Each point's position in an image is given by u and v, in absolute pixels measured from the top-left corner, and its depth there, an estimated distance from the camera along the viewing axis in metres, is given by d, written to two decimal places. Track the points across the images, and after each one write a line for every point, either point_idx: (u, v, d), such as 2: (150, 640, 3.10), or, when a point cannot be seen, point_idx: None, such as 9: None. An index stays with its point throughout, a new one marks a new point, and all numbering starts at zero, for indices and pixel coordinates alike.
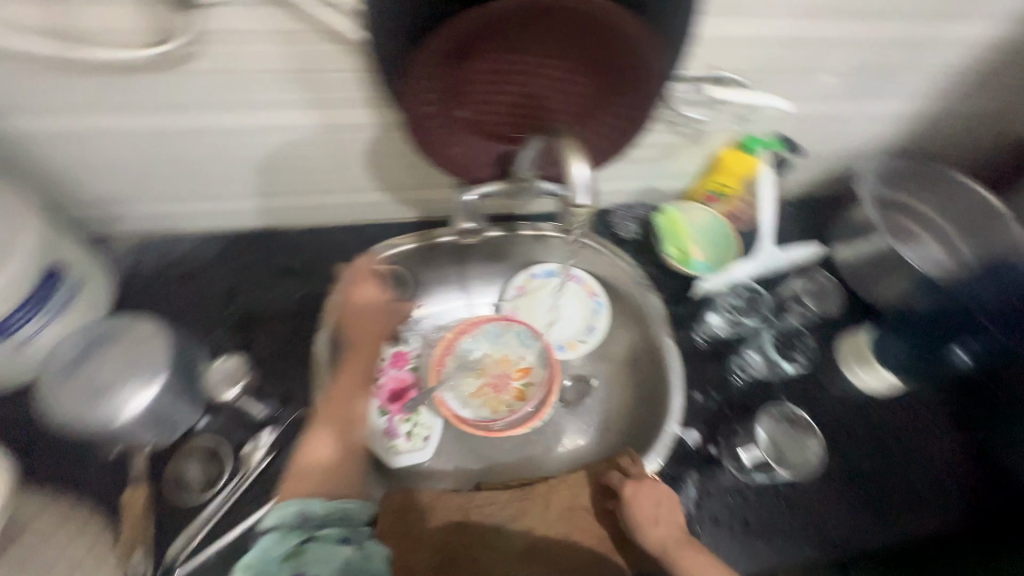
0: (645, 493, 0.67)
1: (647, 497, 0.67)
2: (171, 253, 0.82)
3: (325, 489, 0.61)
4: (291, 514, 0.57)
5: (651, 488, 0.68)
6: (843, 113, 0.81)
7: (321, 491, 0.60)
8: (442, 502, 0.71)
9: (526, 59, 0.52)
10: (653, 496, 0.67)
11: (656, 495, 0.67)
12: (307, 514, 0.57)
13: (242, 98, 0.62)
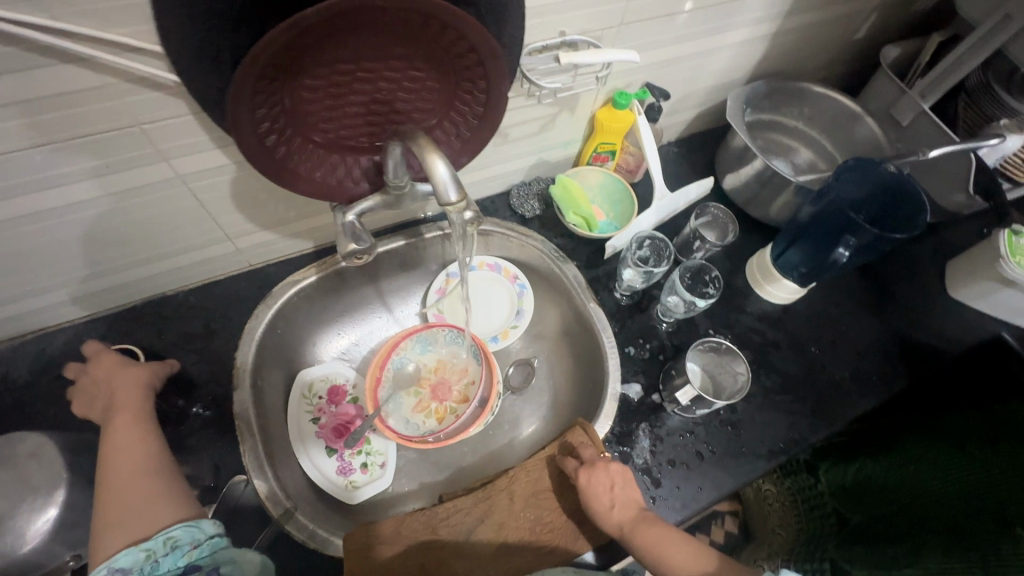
0: (598, 478, 0.67)
1: (602, 485, 0.67)
2: (47, 351, 0.74)
3: (144, 530, 0.55)
4: (140, 559, 0.53)
5: (603, 473, 0.68)
6: (698, 50, 0.84)
7: (137, 534, 0.55)
8: (406, 525, 0.70)
9: (359, 67, 0.50)
10: (606, 479, 0.68)
11: (608, 480, 0.67)
12: (154, 550, 0.54)
13: (67, 170, 0.56)
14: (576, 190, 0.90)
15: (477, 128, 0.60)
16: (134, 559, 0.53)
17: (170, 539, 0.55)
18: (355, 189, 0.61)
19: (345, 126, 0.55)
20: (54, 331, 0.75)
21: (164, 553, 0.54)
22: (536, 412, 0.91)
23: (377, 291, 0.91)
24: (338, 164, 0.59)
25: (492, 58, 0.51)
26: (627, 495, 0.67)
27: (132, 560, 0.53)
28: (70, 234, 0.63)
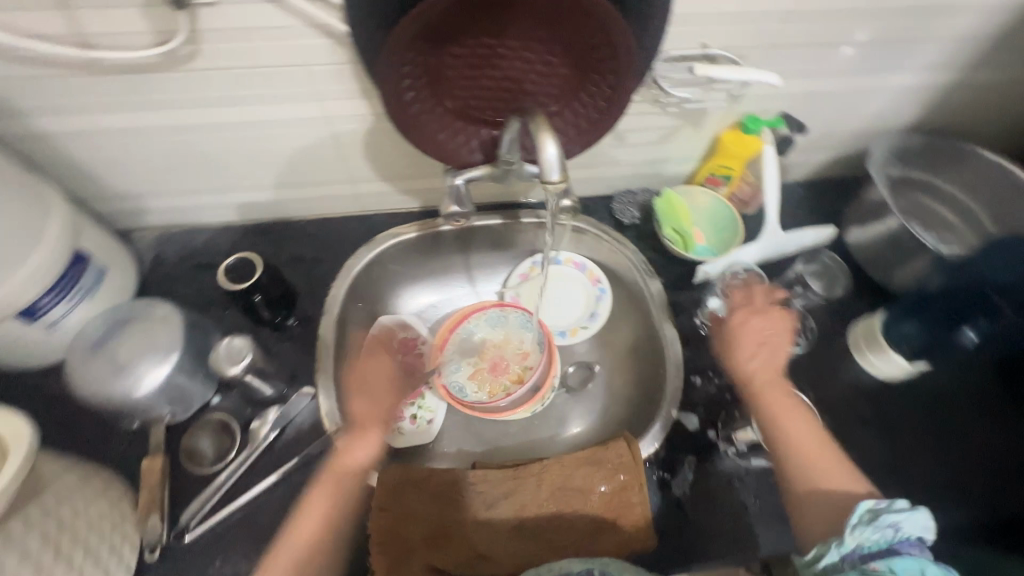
0: (747, 328, 0.81)
1: (748, 350, 0.80)
2: (190, 244, 0.87)
3: (299, 546, 0.66)
4: None
5: (750, 327, 0.82)
6: (851, 88, 0.79)
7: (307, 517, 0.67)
8: (436, 477, 0.73)
9: (501, 44, 0.54)
10: (754, 334, 0.81)
11: (757, 337, 0.81)
12: None
13: (246, 92, 0.66)
14: (680, 207, 0.89)
15: (597, 123, 0.61)
16: None
17: None
18: (468, 158, 0.64)
19: (475, 96, 0.59)
20: (198, 229, 0.88)
21: None
22: (586, 416, 0.90)
23: (466, 261, 0.96)
24: (460, 131, 0.62)
25: (625, 53, 0.52)
26: (764, 358, 0.79)
27: None
28: (233, 148, 0.74)
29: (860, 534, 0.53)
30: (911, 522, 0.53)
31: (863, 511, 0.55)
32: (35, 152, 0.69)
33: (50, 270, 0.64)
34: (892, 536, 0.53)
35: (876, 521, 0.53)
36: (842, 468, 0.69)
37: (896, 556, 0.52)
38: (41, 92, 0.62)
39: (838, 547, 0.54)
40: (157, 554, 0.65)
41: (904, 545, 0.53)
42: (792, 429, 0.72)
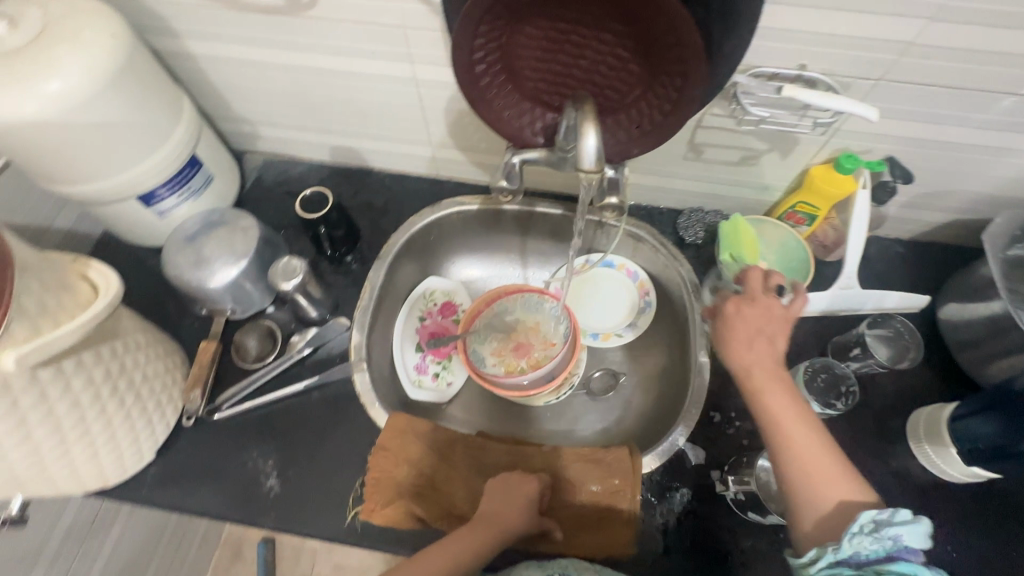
0: (741, 314, 0.67)
1: (748, 339, 0.65)
2: (287, 173, 0.99)
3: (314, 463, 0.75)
4: None
5: (749, 322, 0.66)
6: (981, 143, 0.69)
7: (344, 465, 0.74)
8: (436, 433, 0.77)
9: (573, 31, 0.56)
10: (750, 330, 0.66)
11: (755, 326, 0.66)
12: None
13: (351, 45, 0.73)
14: (746, 234, 0.82)
15: (659, 126, 0.60)
16: None
17: None
18: (530, 141, 0.67)
19: (542, 78, 0.61)
20: (297, 162, 0.99)
21: None
22: (597, 421, 0.89)
23: (520, 244, 0.98)
24: (526, 112, 0.65)
25: (693, 56, 0.52)
26: (765, 347, 0.65)
27: None
28: (334, 94, 0.83)
29: (860, 542, 0.51)
30: (914, 532, 0.51)
31: (866, 521, 0.52)
32: (185, 69, 0.83)
33: (169, 166, 0.76)
34: (891, 546, 0.51)
35: (879, 532, 0.51)
36: (838, 465, 0.57)
37: (894, 563, 0.51)
38: (194, 19, 0.73)
39: (835, 551, 0.52)
40: (192, 422, 0.77)
41: (901, 550, 0.52)
42: (789, 426, 0.59)
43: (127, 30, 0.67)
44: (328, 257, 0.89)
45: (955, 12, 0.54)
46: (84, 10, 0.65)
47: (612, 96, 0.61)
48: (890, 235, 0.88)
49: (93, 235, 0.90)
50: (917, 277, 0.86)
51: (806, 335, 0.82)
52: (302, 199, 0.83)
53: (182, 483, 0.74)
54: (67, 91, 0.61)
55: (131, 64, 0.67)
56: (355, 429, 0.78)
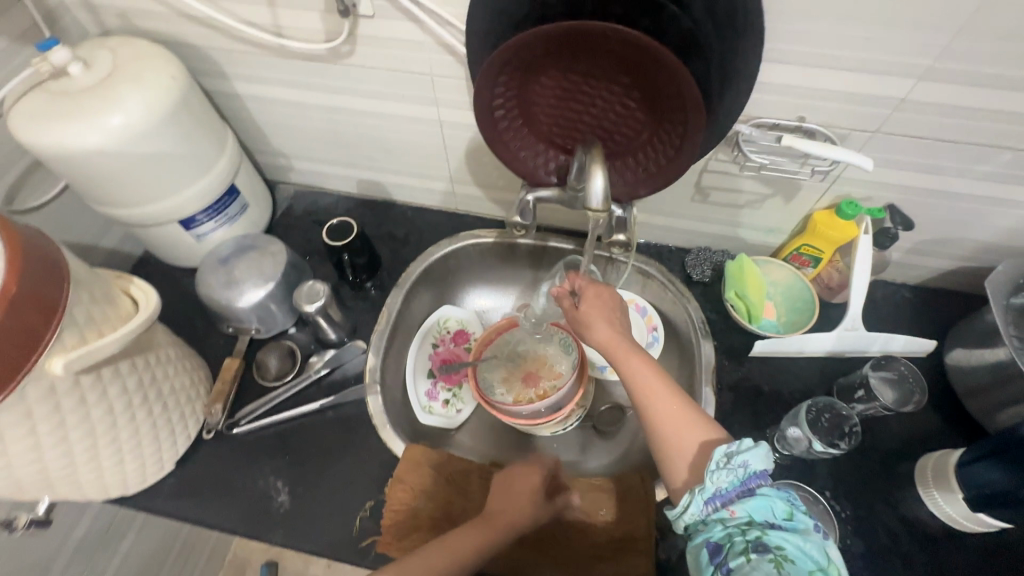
0: (587, 303, 0.72)
1: (599, 318, 0.70)
2: (316, 203, 1.05)
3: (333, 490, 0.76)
4: None
5: (596, 306, 0.72)
6: (980, 194, 0.71)
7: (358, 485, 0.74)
8: (454, 462, 0.79)
9: (583, 82, 0.60)
10: (600, 313, 0.71)
11: (604, 310, 0.72)
12: None
13: (382, 90, 0.80)
14: (751, 275, 0.85)
15: (663, 169, 0.64)
16: None
17: None
18: (543, 179, 0.72)
19: (555, 123, 0.66)
20: (326, 193, 1.06)
21: None
22: (602, 455, 0.91)
23: (532, 276, 1.02)
24: (540, 153, 0.70)
25: (695, 109, 0.55)
26: (612, 322, 0.70)
27: None
28: (364, 132, 0.89)
29: (718, 478, 0.51)
30: (760, 456, 0.51)
31: (719, 455, 0.52)
32: (230, 106, 0.91)
33: (208, 194, 0.83)
34: (743, 474, 0.51)
35: (731, 463, 0.51)
36: (692, 412, 0.60)
37: (751, 495, 0.50)
38: (243, 63, 0.81)
39: (700, 493, 0.51)
40: (212, 435, 0.80)
41: (755, 479, 0.51)
42: (646, 387, 0.62)
43: (183, 73, 0.74)
44: (349, 283, 0.93)
45: (945, 73, 0.58)
46: (148, 55, 0.73)
47: (621, 140, 0.65)
48: (897, 280, 0.90)
49: (135, 255, 0.96)
50: (924, 322, 0.87)
51: (812, 375, 0.83)
52: (330, 228, 0.89)
53: (198, 495, 0.77)
54: (127, 125, 0.68)
55: (185, 103, 0.74)
56: (365, 449, 0.80)
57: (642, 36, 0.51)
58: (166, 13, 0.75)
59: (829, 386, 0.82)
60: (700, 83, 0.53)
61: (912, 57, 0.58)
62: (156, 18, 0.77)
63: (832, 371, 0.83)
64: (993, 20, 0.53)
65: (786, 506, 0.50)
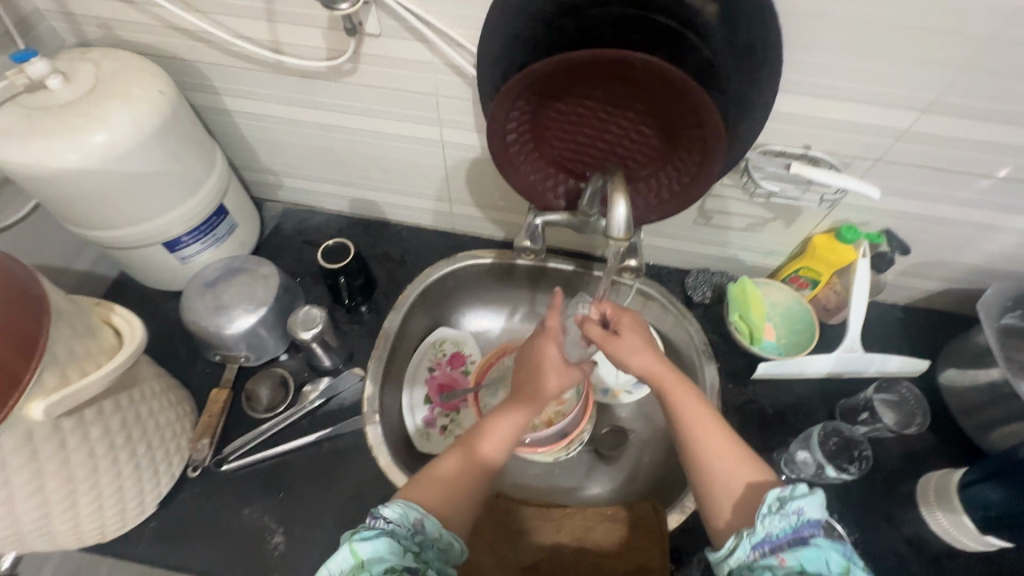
0: (625, 329, 0.70)
1: (641, 348, 0.68)
2: (306, 222, 1.01)
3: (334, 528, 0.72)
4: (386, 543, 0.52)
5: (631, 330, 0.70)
6: (971, 220, 0.74)
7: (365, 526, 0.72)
8: None
9: (603, 110, 0.60)
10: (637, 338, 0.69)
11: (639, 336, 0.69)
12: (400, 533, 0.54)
13: (383, 109, 0.77)
14: (753, 297, 0.86)
15: (678, 194, 0.64)
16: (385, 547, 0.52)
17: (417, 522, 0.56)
18: (552, 203, 0.71)
19: (570, 150, 0.65)
20: (316, 211, 1.02)
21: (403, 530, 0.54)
22: (608, 479, 0.88)
23: (531, 297, 1.00)
24: (550, 177, 0.69)
25: (714, 137, 0.55)
26: (654, 352, 0.68)
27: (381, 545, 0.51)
28: (361, 151, 0.86)
29: (770, 523, 0.52)
30: (816, 505, 0.51)
31: (772, 499, 0.52)
32: (218, 122, 0.86)
33: (197, 214, 0.78)
34: (797, 522, 0.51)
35: (784, 509, 0.52)
36: (741, 452, 0.60)
37: (804, 545, 0.50)
38: (235, 79, 0.78)
39: (749, 537, 0.52)
40: (198, 473, 0.75)
41: (809, 529, 0.51)
42: (693, 423, 0.63)
43: (173, 88, 0.70)
44: (343, 306, 0.90)
45: (946, 106, 0.60)
46: (135, 69, 0.69)
47: (634, 166, 0.65)
48: (888, 301, 0.92)
49: (110, 277, 0.90)
50: (916, 342, 0.89)
51: (813, 397, 0.84)
52: (324, 249, 0.85)
53: (184, 538, 0.71)
54: (113, 142, 0.64)
55: (174, 120, 0.70)
56: (365, 482, 0.76)
57: (663, 65, 0.50)
58: (155, 25, 0.71)
59: (831, 407, 0.83)
60: (718, 112, 0.53)
61: (916, 91, 0.59)
62: (143, 30, 0.73)
63: (833, 393, 0.84)
64: (993, 59, 0.55)
65: (842, 559, 0.49)
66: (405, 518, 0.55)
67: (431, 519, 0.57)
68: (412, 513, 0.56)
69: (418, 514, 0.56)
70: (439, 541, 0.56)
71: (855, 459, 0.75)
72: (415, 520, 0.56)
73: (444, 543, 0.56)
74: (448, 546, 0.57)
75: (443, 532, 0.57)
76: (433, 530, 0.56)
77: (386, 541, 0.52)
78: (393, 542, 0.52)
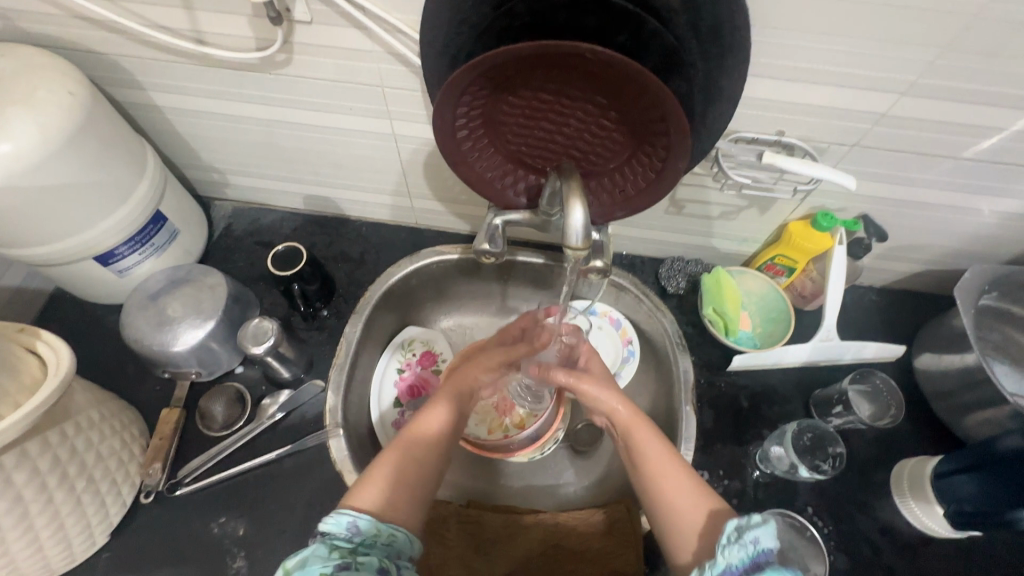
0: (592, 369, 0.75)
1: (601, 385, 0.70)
2: (259, 222, 0.95)
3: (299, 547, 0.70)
4: (319, 549, 0.46)
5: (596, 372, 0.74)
6: (950, 204, 0.71)
7: None
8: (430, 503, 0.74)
9: (561, 101, 0.55)
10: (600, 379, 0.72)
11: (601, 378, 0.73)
12: (339, 545, 0.48)
13: (325, 102, 0.71)
14: (728, 288, 0.83)
15: (643, 191, 0.59)
16: (317, 550, 0.46)
17: (355, 529, 0.50)
18: (513, 201, 0.66)
19: (526, 144, 0.60)
20: (269, 209, 0.96)
21: (342, 539, 0.49)
22: (583, 475, 0.87)
23: (502, 292, 0.96)
24: (509, 174, 0.64)
25: (678, 133, 0.50)
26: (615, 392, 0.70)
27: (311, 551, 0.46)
28: (308, 146, 0.80)
29: (729, 554, 0.47)
30: (772, 531, 0.47)
31: (729, 529, 0.48)
32: (151, 120, 0.79)
33: (130, 224, 0.72)
34: (754, 551, 0.46)
35: (742, 539, 0.47)
36: (696, 483, 0.59)
37: (761, 570, 0.45)
38: (159, 73, 0.70)
39: (711, 569, 0.47)
40: (151, 498, 0.72)
41: (765, 555, 0.46)
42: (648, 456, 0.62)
43: (85, 87, 0.63)
44: (301, 312, 0.85)
45: (926, 88, 0.56)
46: (39, 66, 0.62)
47: (597, 161, 0.60)
48: (865, 283, 0.90)
49: (47, 291, 0.85)
50: (894, 326, 0.87)
51: (789, 387, 0.82)
52: (275, 255, 0.80)
53: (139, 565, 0.68)
54: (18, 153, 0.58)
55: (91, 124, 0.63)
56: (328, 498, 0.73)
57: (617, 55, 0.45)
58: (59, 15, 0.64)
59: (807, 399, 0.81)
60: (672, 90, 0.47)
61: (895, 73, 0.55)
62: (46, 21, 0.65)
63: (810, 382, 0.82)
64: (978, 36, 0.51)
65: None
66: (339, 526, 0.50)
67: (366, 516, 0.51)
68: (345, 516, 0.50)
69: (352, 517, 0.50)
70: (379, 536, 0.50)
71: (828, 458, 0.75)
72: (349, 525, 0.50)
73: (388, 538, 0.50)
74: (393, 540, 0.51)
75: (382, 525, 0.51)
76: (371, 528, 0.50)
77: (315, 549, 0.46)
78: (323, 546, 0.47)
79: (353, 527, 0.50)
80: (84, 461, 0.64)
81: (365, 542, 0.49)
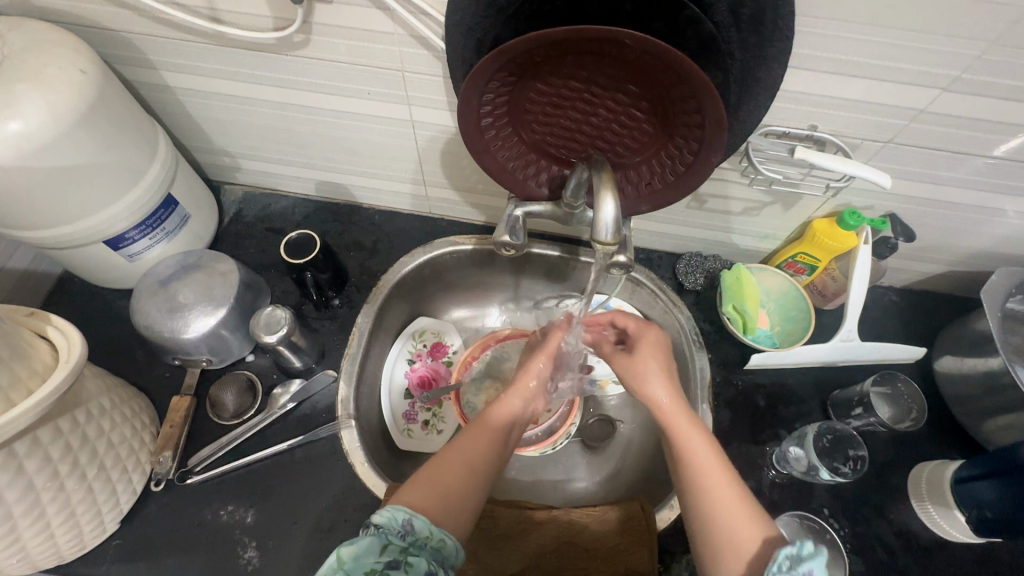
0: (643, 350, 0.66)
1: (657, 372, 0.64)
2: (269, 208, 0.93)
3: (310, 538, 0.69)
4: (371, 545, 0.47)
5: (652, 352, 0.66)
6: (981, 205, 0.69)
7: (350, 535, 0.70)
8: None
9: (590, 89, 0.53)
10: (657, 363, 0.65)
11: (658, 360, 0.65)
12: (392, 543, 0.48)
13: (342, 86, 0.69)
14: (749, 287, 0.81)
15: (671, 185, 0.57)
16: (370, 546, 0.47)
17: (408, 527, 0.50)
18: (535, 192, 0.64)
19: (552, 133, 0.58)
20: (280, 195, 0.94)
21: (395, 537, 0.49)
22: (595, 471, 0.86)
23: (515, 284, 0.94)
24: (532, 164, 0.62)
25: (714, 125, 0.48)
26: (672, 382, 0.63)
27: (365, 546, 0.47)
28: (323, 131, 0.78)
29: None
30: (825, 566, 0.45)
31: (782, 557, 0.46)
32: (161, 100, 0.77)
33: (141, 208, 0.71)
34: None
35: (795, 570, 0.45)
36: (747, 505, 0.54)
37: None
38: (172, 51, 0.68)
39: None
40: (161, 487, 0.71)
41: None
42: (699, 465, 0.56)
43: (96, 64, 0.61)
44: (313, 300, 0.83)
45: (968, 84, 0.54)
46: (48, 42, 0.60)
47: (624, 152, 0.59)
48: (886, 283, 0.89)
49: (55, 274, 0.84)
50: (913, 328, 0.86)
51: (806, 387, 0.81)
52: (288, 242, 0.78)
53: (149, 554, 0.68)
54: (29, 132, 0.56)
55: (103, 104, 0.61)
56: (339, 490, 0.72)
57: (658, 42, 0.43)
58: None
59: (825, 400, 0.80)
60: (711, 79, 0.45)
61: (937, 67, 0.53)
62: None
63: (827, 383, 0.81)
64: None
65: None
66: (393, 520, 0.50)
67: (421, 518, 0.51)
68: (401, 512, 0.51)
69: (407, 514, 0.51)
70: (431, 540, 0.50)
71: (850, 460, 0.73)
72: (403, 521, 0.50)
73: (438, 542, 0.50)
74: (442, 546, 0.51)
75: (434, 528, 0.51)
76: (424, 529, 0.51)
77: (368, 543, 0.47)
78: (376, 540, 0.48)
79: (407, 524, 0.50)
80: (95, 449, 0.63)
81: (416, 543, 0.50)
